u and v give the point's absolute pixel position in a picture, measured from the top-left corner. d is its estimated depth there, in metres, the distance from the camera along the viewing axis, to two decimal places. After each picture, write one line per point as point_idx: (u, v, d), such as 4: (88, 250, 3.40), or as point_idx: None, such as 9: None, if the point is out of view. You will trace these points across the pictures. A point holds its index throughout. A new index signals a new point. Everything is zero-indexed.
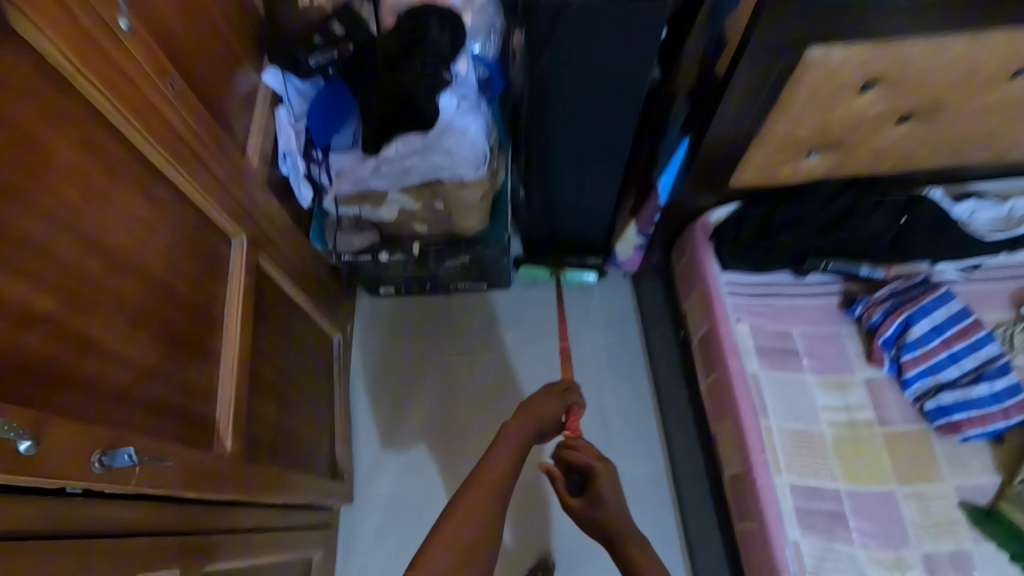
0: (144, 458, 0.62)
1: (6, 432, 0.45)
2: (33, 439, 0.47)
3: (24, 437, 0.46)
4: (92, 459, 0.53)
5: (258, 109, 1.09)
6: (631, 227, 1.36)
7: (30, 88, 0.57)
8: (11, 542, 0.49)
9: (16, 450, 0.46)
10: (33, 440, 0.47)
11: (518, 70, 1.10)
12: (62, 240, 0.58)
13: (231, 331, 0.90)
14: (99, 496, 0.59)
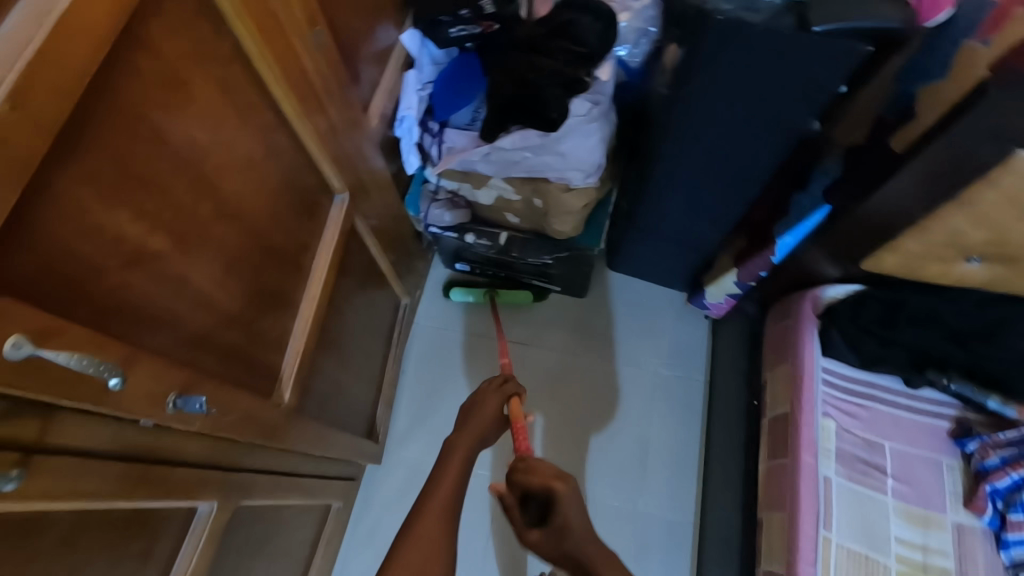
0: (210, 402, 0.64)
1: (99, 370, 0.46)
2: (121, 377, 0.48)
3: (114, 374, 0.48)
4: (167, 401, 0.56)
5: (389, 69, 1.11)
6: (730, 275, 1.25)
7: (194, 27, 0.58)
8: (76, 461, 0.51)
9: (105, 384, 0.47)
10: (121, 378, 0.49)
11: (661, 87, 1.01)
12: (187, 179, 0.60)
13: (314, 285, 0.92)
14: (160, 430, 0.62)
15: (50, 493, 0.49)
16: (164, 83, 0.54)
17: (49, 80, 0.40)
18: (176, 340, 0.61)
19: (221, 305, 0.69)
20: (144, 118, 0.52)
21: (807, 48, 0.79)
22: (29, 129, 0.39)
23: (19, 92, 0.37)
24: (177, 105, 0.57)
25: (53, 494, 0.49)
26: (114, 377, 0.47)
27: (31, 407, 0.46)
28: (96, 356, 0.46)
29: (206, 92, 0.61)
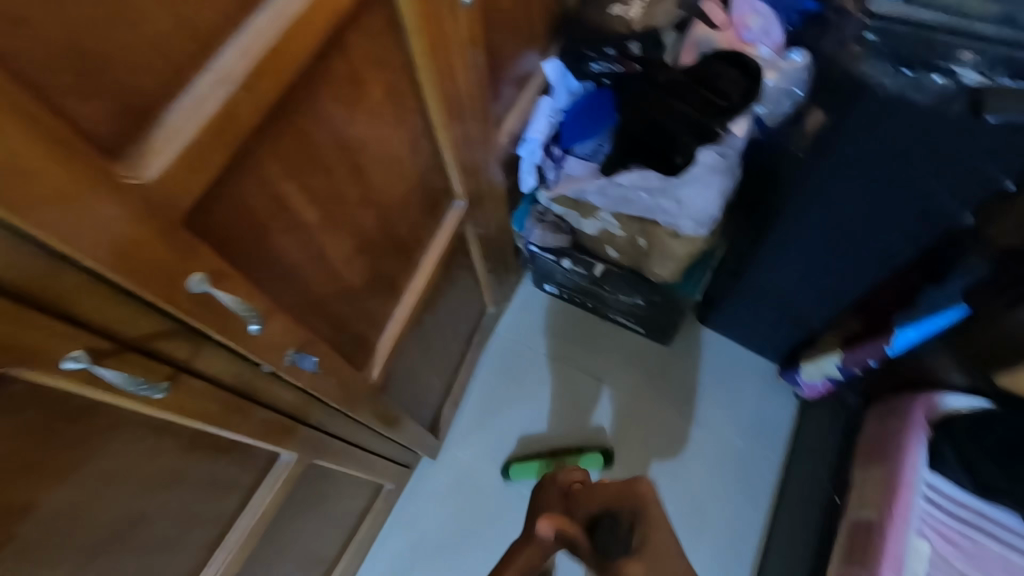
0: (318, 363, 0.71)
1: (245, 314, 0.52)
2: (260, 324, 0.54)
3: (255, 321, 0.54)
4: (286, 354, 0.63)
5: (525, 93, 1.17)
6: (833, 357, 1.17)
7: (381, 39, 0.66)
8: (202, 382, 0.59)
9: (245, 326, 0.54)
10: (259, 325, 0.54)
11: (796, 151, 0.97)
12: (345, 165, 0.68)
13: (419, 278, 0.99)
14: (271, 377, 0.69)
15: (180, 405, 0.57)
16: (348, 81, 0.63)
17: (272, 69, 0.48)
18: (305, 303, 0.69)
19: (345, 280, 0.76)
20: (327, 109, 0.60)
21: (975, 137, 0.73)
22: (252, 107, 0.47)
23: (252, 75, 0.46)
24: (352, 100, 0.65)
25: (179, 407, 0.57)
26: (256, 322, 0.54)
27: (192, 334, 0.55)
28: (247, 302, 0.53)
29: (376, 92, 0.69)
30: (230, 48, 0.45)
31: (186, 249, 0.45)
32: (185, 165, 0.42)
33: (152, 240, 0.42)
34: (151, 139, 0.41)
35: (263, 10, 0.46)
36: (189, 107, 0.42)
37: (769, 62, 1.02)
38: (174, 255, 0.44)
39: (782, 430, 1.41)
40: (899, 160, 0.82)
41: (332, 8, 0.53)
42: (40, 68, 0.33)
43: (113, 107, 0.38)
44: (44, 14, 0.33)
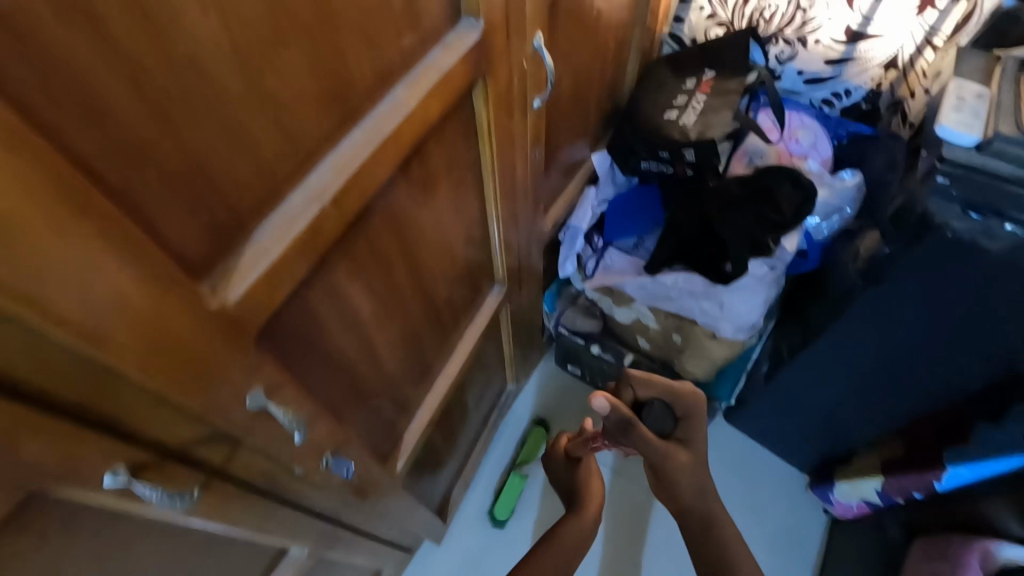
0: (350, 463, 0.67)
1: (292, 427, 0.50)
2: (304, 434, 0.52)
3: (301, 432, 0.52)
4: (323, 459, 0.60)
5: (572, 183, 1.19)
6: (872, 481, 1.11)
7: (455, 143, 0.67)
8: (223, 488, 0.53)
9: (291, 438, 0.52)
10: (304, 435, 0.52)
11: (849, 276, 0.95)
12: (405, 261, 0.66)
13: (453, 363, 0.97)
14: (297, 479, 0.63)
15: (207, 511, 0.52)
16: (421, 184, 0.62)
17: (360, 184, 0.47)
18: (348, 399, 0.65)
19: (385, 372, 0.73)
20: (399, 211, 0.60)
21: None
22: (336, 221, 0.46)
23: (341, 192, 0.45)
24: (421, 201, 0.64)
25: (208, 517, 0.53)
26: (300, 434, 0.52)
27: (221, 438, 0.49)
28: (296, 414, 0.50)
29: (443, 191, 0.69)
30: (325, 166, 0.44)
31: (252, 364, 0.43)
32: (267, 283, 0.41)
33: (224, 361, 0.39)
34: (240, 259, 0.39)
35: (358, 130, 0.47)
36: (280, 226, 0.41)
37: (822, 179, 1.02)
38: (241, 372, 0.42)
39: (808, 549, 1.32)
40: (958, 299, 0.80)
41: (421, 123, 0.53)
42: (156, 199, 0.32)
43: (210, 230, 0.37)
44: (168, 148, 0.32)
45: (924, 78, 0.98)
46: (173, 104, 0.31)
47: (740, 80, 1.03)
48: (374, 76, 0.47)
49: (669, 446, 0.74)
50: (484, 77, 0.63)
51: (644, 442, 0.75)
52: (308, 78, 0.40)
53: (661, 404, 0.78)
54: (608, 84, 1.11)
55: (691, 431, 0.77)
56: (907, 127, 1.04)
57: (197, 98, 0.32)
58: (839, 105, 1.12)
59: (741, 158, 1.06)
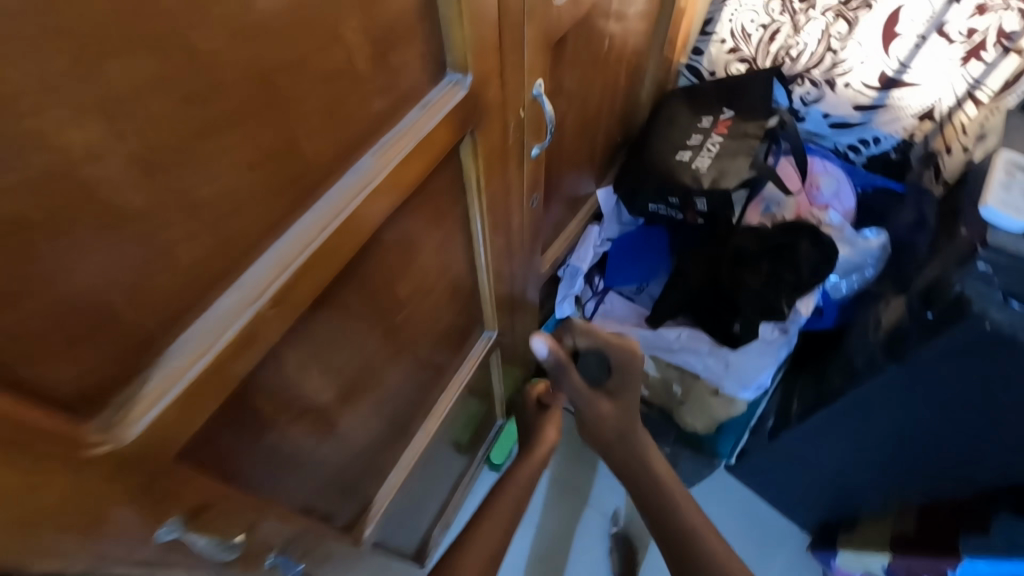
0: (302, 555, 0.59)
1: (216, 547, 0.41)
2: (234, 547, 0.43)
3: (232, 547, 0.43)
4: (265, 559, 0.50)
5: (575, 221, 1.11)
6: (881, 559, 1.03)
7: (439, 200, 0.60)
8: None
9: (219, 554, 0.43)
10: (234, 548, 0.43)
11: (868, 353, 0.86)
12: (379, 332, 0.59)
13: (434, 418, 0.89)
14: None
15: None
16: (398, 251, 0.55)
17: (312, 275, 0.40)
18: (305, 482, 0.58)
19: (353, 445, 0.66)
20: (370, 285, 0.53)
21: None
22: (280, 320, 0.39)
23: (285, 288, 0.38)
24: (398, 267, 0.57)
25: None
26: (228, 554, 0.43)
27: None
28: (225, 533, 0.43)
29: (424, 252, 0.61)
30: (265, 260, 0.37)
31: (166, 496, 0.36)
32: (183, 408, 0.34)
33: (123, 506, 0.32)
34: (147, 385, 0.32)
35: (309, 212, 0.40)
36: (203, 339, 0.34)
37: (843, 236, 0.95)
38: (150, 509, 0.35)
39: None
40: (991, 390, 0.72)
41: (393, 193, 0.46)
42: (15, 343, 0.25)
43: (100, 360, 0.30)
44: (35, 281, 0.25)
45: (963, 133, 0.88)
46: (36, 229, 0.24)
47: (759, 124, 0.96)
48: (334, 149, 0.40)
49: (593, 397, 0.84)
50: (474, 132, 0.56)
51: (575, 390, 0.85)
52: (241, 167, 0.33)
53: (596, 356, 0.83)
54: (619, 118, 1.03)
55: (622, 382, 0.82)
56: (940, 184, 0.91)
57: (81, 216, 0.26)
58: (866, 152, 1.03)
59: (757, 204, 0.98)
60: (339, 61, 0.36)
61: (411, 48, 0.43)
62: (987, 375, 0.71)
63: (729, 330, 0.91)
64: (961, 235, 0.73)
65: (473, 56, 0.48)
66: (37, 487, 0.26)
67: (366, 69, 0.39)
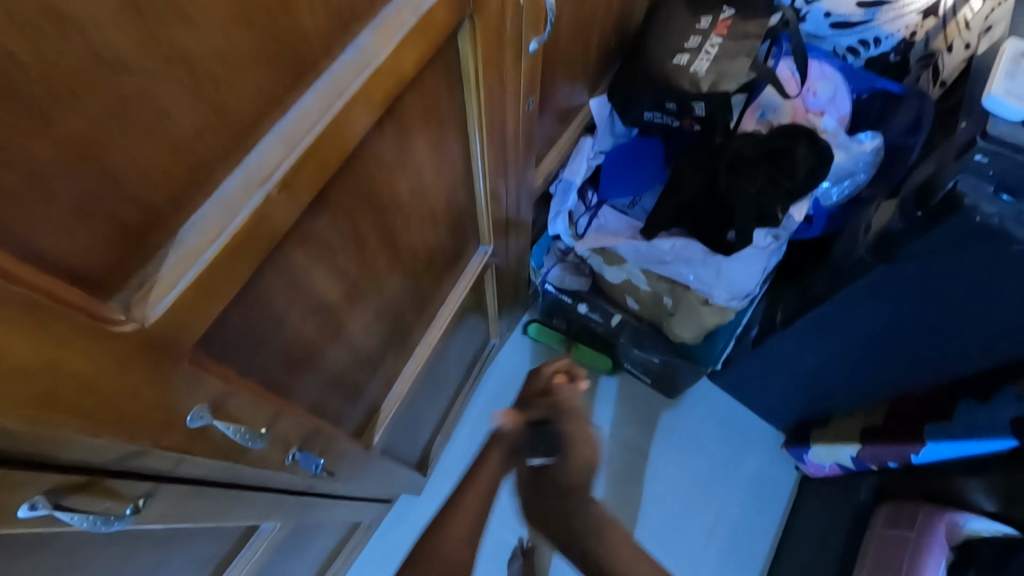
0: (314, 447, 0.62)
1: (240, 437, 0.45)
2: (201, 412, 0.40)
3: (199, 409, 0.39)
4: (258, 430, 0.48)
5: (567, 133, 1.09)
6: (847, 448, 1.13)
7: (438, 99, 0.57)
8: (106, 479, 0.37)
9: (185, 421, 0.39)
10: (200, 413, 0.40)
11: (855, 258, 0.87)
12: (380, 240, 0.59)
13: (433, 331, 0.90)
14: (267, 455, 0.53)
15: (168, 517, 0.46)
16: (395, 150, 0.54)
17: (317, 161, 0.39)
18: (313, 387, 0.60)
19: (360, 349, 0.68)
20: (367, 183, 0.51)
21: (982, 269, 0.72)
22: (288, 206, 0.38)
23: (293, 171, 0.37)
24: (396, 170, 0.55)
25: (171, 515, 0.45)
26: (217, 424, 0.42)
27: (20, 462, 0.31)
28: (250, 425, 0.47)
29: (423, 155, 0.60)
30: (269, 137, 0.35)
31: (186, 390, 0.37)
32: (203, 292, 0.34)
33: (142, 389, 0.34)
34: (164, 263, 0.32)
35: (307, 95, 0.37)
36: (215, 218, 0.33)
37: (839, 141, 0.94)
38: (166, 398, 0.36)
39: (769, 528, 1.34)
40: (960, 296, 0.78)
41: (393, 79, 0.44)
42: (16, 215, 0.24)
43: (112, 238, 0.29)
44: (47, 155, 0.24)
45: (963, 31, 0.89)
46: (15, 81, 0.22)
47: (760, 22, 0.93)
48: (329, 23, 0.37)
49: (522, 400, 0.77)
50: (473, 15, 0.52)
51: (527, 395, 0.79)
52: (236, 23, 0.30)
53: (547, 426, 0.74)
54: (612, 19, 0.98)
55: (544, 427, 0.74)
56: (937, 86, 0.92)
57: (89, 79, 0.24)
58: (866, 54, 1.00)
59: (752, 111, 0.95)
60: None
61: None
62: (939, 288, 0.78)
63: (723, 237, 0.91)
64: (961, 126, 0.73)
65: None
66: (64, 353, 0.27)
67: None
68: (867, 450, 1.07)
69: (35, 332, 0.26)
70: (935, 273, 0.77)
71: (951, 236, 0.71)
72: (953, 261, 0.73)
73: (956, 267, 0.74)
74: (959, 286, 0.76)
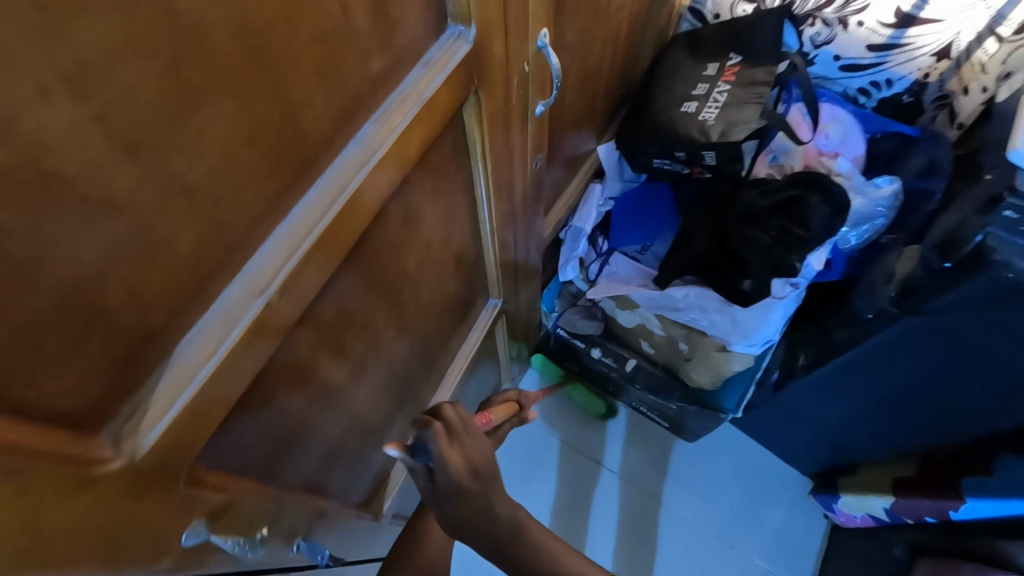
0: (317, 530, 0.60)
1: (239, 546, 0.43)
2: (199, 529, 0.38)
3: (196, 525, 0.38)
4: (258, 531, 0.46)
5: (575, 180, 1.08)
6: (881, 499, 1.07)
7: (444, 172, 0.56)
8: None
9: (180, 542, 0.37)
10: (197, 530, 0.38)
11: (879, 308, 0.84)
12: (385, 314, 0.57)
13: (442, 390, 0.88)
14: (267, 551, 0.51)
15: None
16: (401, 227, 0.52)
17: (319, 259, 0.38)
18: (318, 468, 0.58)
19: (366, 422, 0.65)
20: (371, 264, 0.50)
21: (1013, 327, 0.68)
22: (290, 306, 0.37)
23: (293, 274, 0.35)
24: (401, 244, 0.54)
25: None
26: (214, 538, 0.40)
27: None
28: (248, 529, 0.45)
29: (429, 225, 0.59)
30: (269, 242, 0.34)
31: (181, 509, 0.35)
32: (197, 412, 0.32)
33: (131, 521, 0.31)
34: (157, 388, 0.30)
35: (308, 193, 0.36)
36: (213, 334, 0.32)
37: (853, 184, 0.91)
38: (158, 522, 0.34)
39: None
40: (991, 355, 0.74)
41: (397, 164, 0.43)
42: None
43: (102, 378, 0.27)
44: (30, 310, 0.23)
45: (982, 72, 0.85)
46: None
47: (768, 69, 0.92)
48: (331, 123, 0.36)
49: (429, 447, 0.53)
50: (479, 89, 0.52)
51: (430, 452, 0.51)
52: (237, 142, 0.29)
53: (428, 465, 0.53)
54: (618, 68, 0.98)
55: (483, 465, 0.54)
56: (954, 127, 0.92)
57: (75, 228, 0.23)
58: (878, 95, 0.99)
59: (765, 155, 0.95)
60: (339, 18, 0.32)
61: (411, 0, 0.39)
62: (968, 342, 0.75)
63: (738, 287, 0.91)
64: (987, 178, 0.71)
65: (476, 8, 0.44)
66: (46, 509, 0.25)
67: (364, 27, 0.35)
68: (903, 501, 1.01)
69: (13, 498, 0.24)
70: (964, 328, 0.73)
71: (981, 291, 0.67)
72: (983, 317, 0.70)
73: (986, 323, 0.71)
74: (990, 342, 0.73)
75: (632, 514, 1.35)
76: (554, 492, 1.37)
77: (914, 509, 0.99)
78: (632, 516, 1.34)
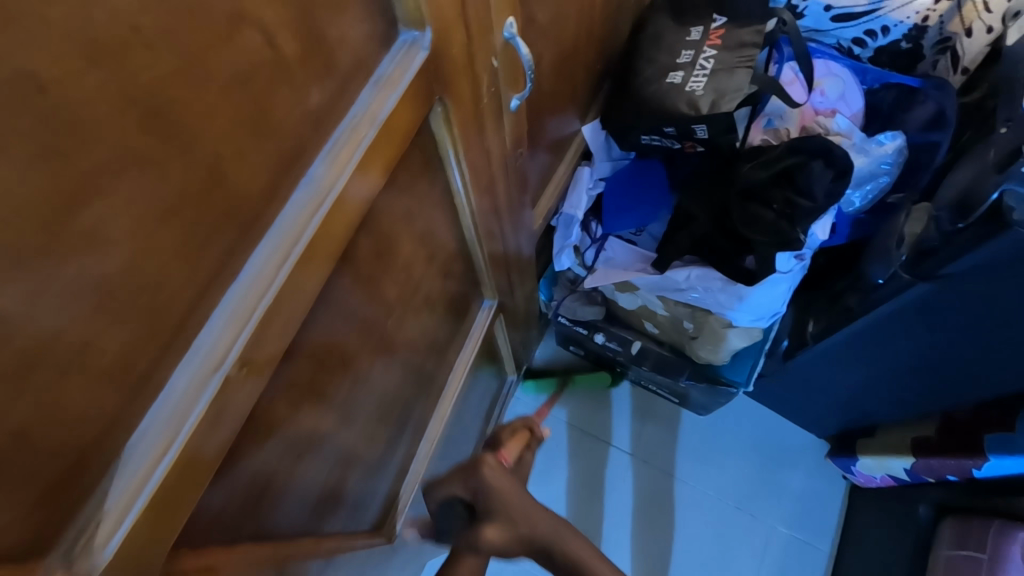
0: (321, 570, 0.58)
1: None
2: None
3: None
4: None
5: (563, 165, 1.01)
6: (899, 460, 1.06)
7: (416, 190, 0.52)
8: None
9: None
10: None
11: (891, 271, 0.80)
12: (372, 346, 0.54)
13: (444, 402, 0.85)
14: None
15: None
16: (374, 256, 0.49)
17: (278, 321, 0.36)
18: (317, 509, 0.56)
19: (366, 453, 0.63)
20: (347, 299, 0.47)
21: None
22: (251, 376, 0.35)
23: (249, 348, 0.34)
24: (378, 272, 0.50)
25: None
26: None
27: None
28: None
29: (409, 246, 0.55)
30: (217, 315, 0.33)
31: None
32: (160, 506, 0.32)
33: None
34: (108, 500, 0.29)
35: (255, 253, 0.34)
36: (161, 435, 0.31)
37: (855, 143, 0.85)
38: None
39: (822, 549, 1.27)
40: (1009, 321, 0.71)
41: (359, 197, 0.40)
42: None
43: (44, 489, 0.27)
44: None
45: (983, 10, 0.81)
46: None
47: (756, 29, 0.86)
48: (269, 172, 0.33)
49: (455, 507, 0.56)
50: (443, 95, 0.47)
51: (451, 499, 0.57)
52: (152, 220, 0.27)
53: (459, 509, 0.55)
54: (597, 42, 0.92)
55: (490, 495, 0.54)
56: (958, 73, 0.86)
57: None
58: (874, 44, 0.93)
59: (757, 121, 0.89)
60: (257, 56, 0.29)
61: (351, 13, 0.35)
62: (986, 306, 0.71)
63: (741, 266, 0.86)
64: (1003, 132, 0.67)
65: (428, 12, 0.39)
66: None
67: (295, 55, 0.31)
68: (923, 461, 0.99)
69: None
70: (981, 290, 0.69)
71: (994, 255, 0.64)
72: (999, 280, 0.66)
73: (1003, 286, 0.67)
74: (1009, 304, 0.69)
75: (651, 496, 1.33)
76: (568, 480, 1.35)
77: (937, 470, 0.96)
78: (650, 497, 1.33)
